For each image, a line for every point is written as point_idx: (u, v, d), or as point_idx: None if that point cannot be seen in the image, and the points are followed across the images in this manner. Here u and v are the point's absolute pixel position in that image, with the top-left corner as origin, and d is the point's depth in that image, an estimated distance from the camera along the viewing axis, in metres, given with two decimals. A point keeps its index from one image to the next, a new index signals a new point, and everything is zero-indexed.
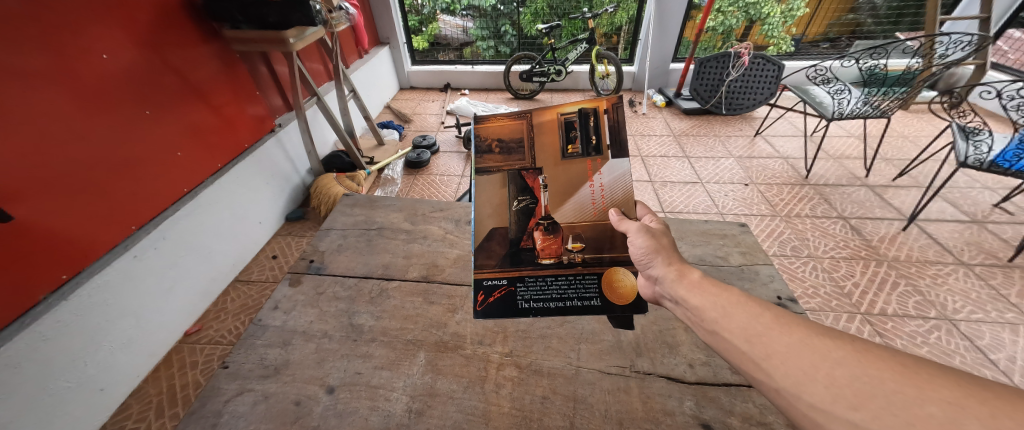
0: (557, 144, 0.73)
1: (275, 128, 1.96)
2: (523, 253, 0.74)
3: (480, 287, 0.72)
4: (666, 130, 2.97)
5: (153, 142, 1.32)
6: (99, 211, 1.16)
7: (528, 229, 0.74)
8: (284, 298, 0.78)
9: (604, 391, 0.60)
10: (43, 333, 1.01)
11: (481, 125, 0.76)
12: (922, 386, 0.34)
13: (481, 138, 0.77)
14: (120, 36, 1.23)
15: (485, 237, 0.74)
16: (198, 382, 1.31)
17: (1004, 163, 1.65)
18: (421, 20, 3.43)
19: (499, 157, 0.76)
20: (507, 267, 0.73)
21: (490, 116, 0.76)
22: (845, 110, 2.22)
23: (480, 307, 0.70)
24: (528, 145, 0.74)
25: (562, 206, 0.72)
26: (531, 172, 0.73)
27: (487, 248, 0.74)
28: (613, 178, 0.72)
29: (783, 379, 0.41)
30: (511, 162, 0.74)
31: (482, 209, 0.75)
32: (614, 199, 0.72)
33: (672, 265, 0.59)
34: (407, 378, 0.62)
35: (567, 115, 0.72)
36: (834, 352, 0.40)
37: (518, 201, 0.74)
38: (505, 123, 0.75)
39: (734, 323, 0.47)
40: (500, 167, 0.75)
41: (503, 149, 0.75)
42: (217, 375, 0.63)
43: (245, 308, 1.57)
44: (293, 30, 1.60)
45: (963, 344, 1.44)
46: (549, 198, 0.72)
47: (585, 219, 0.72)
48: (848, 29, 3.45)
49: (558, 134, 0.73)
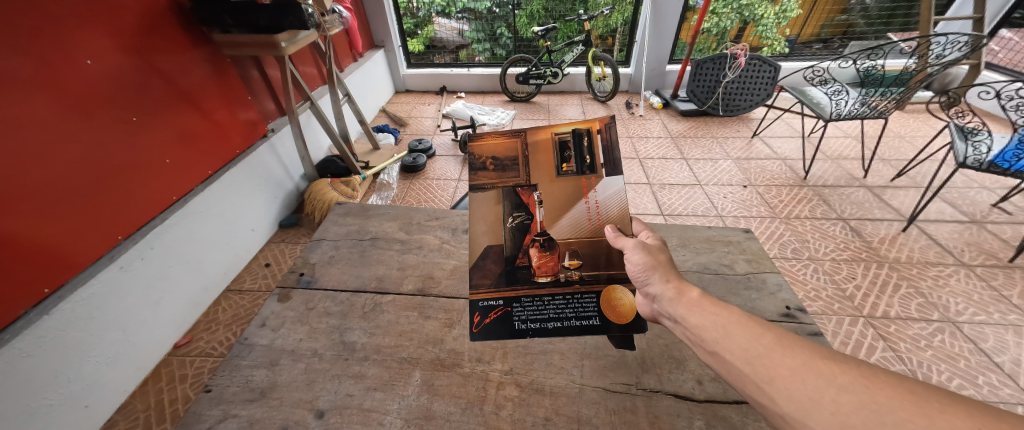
0: (552, 162, 0.72)
1: (268, 133, 1.92)
2: (519, 271, 0.72)
3: (475, 308, 0.69)
4: (663, 132, 2.96)
5: (141, 149, 1.28)
6: (84, 220, 1.12)
7: (523, 245, 0.73)
8: (272, 314, 0.74)
9: (610, 412, 0.57)
10: (22, 351, 0.96)
11: (475, 142, 0.76)
12: (933, 415, 0.31)
13: (476, 155, 0.76)
14: (106, 40, 1.19)
15: (479, 255, 0.74)
16: (187, 396, 1.27)
17: (1003, 163, 1.64)
18: (417, 22, 3.41)
19: (493, 173, 0.75)
20: (502, 286, 0.71)
21: (485, 133, 0.75)
22: (843, 111, 2.20)
23: (477, 328, 0.67)
24: (523, 163, 0.73)
25: (557, 222, 0.71)
26: (526, 189, 0.72)
27: (482, 267, 0.73)
28: (608, 196, 0.71)
29: (789, 405, 0.38)
30: (505, 179, 0.73)
31: (476, 226, 0.75)
32: (610, 215, 0.71)
33: (670, 282, 0.56)
34: (402, 399, 0.59)
35: (561, 135, 0.72)
36: (839, 377, 0.37)
37: (513, 218, 0.73)
38: (499, 142, 0.75)
39: (735, 344, 0.45)
40: (495, 184, 0.74)
41: (497, 166, 0.74)
42: (198, 400, 0.59)
43: (237, 318, 1.52)
44: (284, 34, 1.58)
45: (967, 347, 1.42)
46: (545, 214, 0.71)
47: (582, 235, 0.72)
48: (839, 30, 3.45)
49: (552, 153, 0.72)
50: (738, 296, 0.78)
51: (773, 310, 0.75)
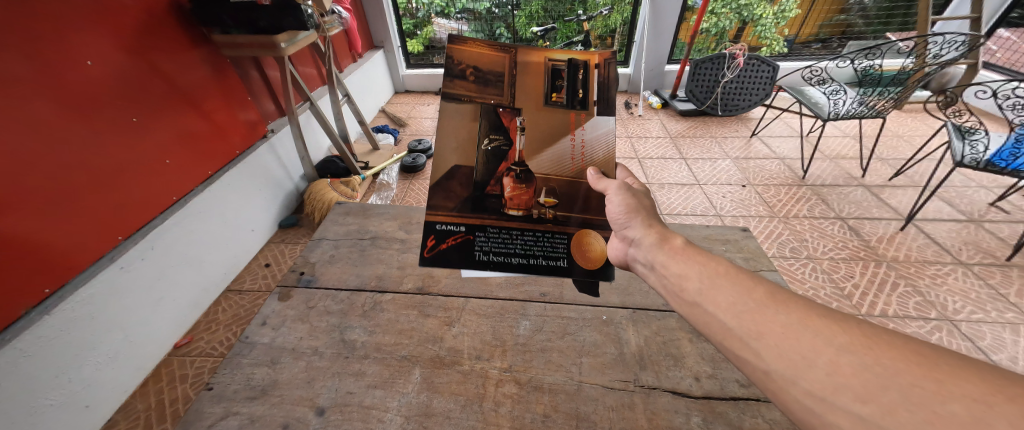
0: (541, 89, 0.66)
1: (269, 133, 1.93)
2: (487, 199, 0.71)
3: (432, 231, 0.72)
4: (662, 132, 2.96)
5: (141, 150, 1.28)
6: (84, 221, 1.12)
7: (496, 173, 0.69)
8: (273, 313, 0.75)
9: (608, 408, 0.58)
10: (23, 351, 0.96)
11: (456, 45, 0.63)
12: (941, 379, 0.30)
13: (453, 60, 0.64)
14: (105, 41, 1.20)
15: (446, 174, 0.68)
16: (187, 396, 1.27)
17: (1000, 162, 1.65)
18: (416, 23, 3.42)
19: (472, 86, 0.65)
20: (468, 211, 0.71)
21: (469, 38, 0.64)
22: (840, 111, 2.20)
23: (430, 252, 0.71)
24: (508, 82, 0.65)
25: (538, 154, 0.68)
26: (508, 112, 0.66)
27: (446, 187, 0.70)
28: (596, 137, 0.68)
29: (777, 362, 0.37)
30: (486, 95, 0.65)
31: (445, 141, 0.66)
32: (593, 157, 0.69)
33: (652, 228, 0.58)
34: (402, 397, 0.59)
35: (555, 61, 0.65)
36: (839, 336, 0.36)
37: (490, 140, 0.67)
38: (485, 51, 0.64)
39: (724, 298, 0.44)
40: (473, 98, 0.65)
41: (479, 79, 0.65)
42: (200, 398, 0.60)
43: (237, 318, 1.53)
44: (284, 34, 1.58)
45: (965, 345, 1.43)
46: (525, 143, 0.67)
47: (561, 173, 0.69)
48: (837, 30, 3.48)
49: (543, 79, 0.65)
50: None
51: None
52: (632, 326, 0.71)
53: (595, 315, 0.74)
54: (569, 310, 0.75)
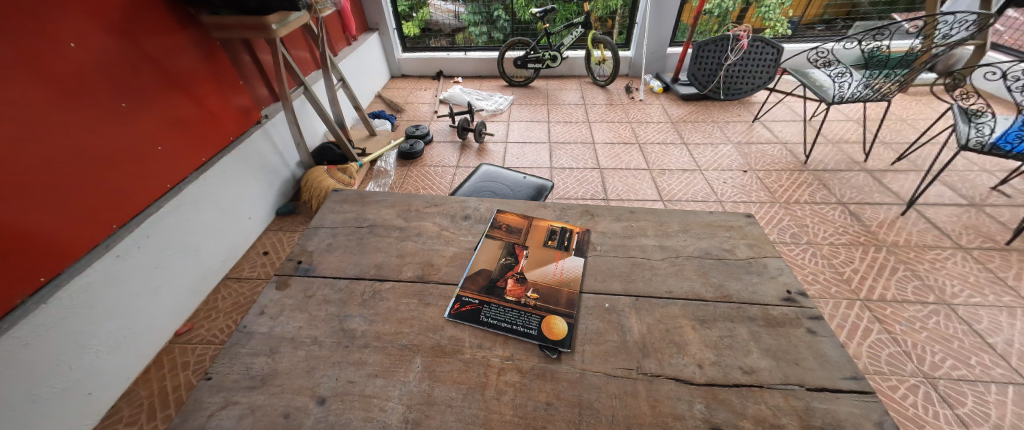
0: (542, 237, 0.89)
1: (262, 119, 1.88)
2: (497, 288, 0.76)
3: (461, 299, 0.73)
4: (664, 117, 2.92)
5: (131, 136, 1.25)
6: (78, 209, 1.11)
7: (506, 274, 0.79)
8: (271, 302, 0.74)
9: (610, 396, 0.58)
10: (21, 339, 0.96)
11: (500, 211, 0.98)
12: None
13: (496, 218, 0.96)
14: (90, 24, 1.15)
15: (473, 273, 0.79)
16: (189, 383, 1.27)
17: (1005, 146, 1.62)
18: (411, 5, 3.33)
19: (503, 233, 0.91)
20: (482, 291, 0.75)
21: (507, 210, 0.98)
22: (846, 94, 2.14)
23: (457, 312, 0.71)
24: (524, 233, 0.91)
25: (534, 268, 0.80)
26: (519, 246, 0.87)
27: (471, 277, 0.78)
28: (571, 265, 0.82)
29: None
30: (510, 238, 0.89)
31: (480, 256, 0.83)
32: (569, 275, 0.79)
33: None
34: (403, 386, 0.59)
35: (554, 226, 0.93)
36: None
37: (504, 259, 0.83)
38: (514, 216, 0.97)
39: None
40: (501, 237, 0.89)
41: (509, 230, 0.92)
42: (199, 388, 0.59)
43: (237, 306, 1.52)
44: (275, 15, 1.52)
45: (961, 328, 1.44)
46: (527, 262, 0.82)
47: (545, 280, 0.78)
48: (842, 11, 3.39)
49: (544, 234, 0.91)
50: (738, 281, 0.78)
51: (773, 294, 0.74)
52: (635, 313, 0.71)
53: (597, 303, 0.73)
54: (568, 299, 0.74)
